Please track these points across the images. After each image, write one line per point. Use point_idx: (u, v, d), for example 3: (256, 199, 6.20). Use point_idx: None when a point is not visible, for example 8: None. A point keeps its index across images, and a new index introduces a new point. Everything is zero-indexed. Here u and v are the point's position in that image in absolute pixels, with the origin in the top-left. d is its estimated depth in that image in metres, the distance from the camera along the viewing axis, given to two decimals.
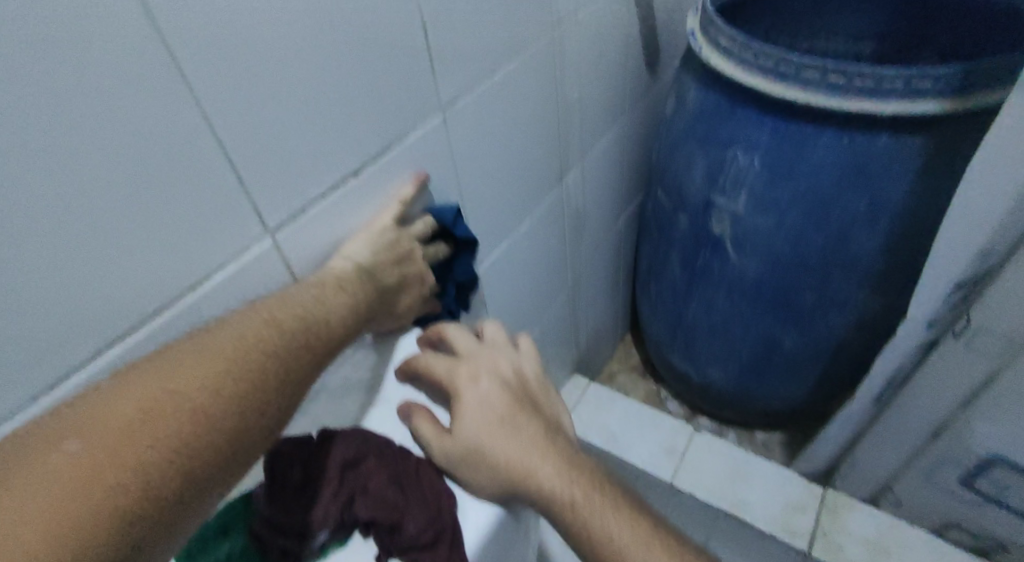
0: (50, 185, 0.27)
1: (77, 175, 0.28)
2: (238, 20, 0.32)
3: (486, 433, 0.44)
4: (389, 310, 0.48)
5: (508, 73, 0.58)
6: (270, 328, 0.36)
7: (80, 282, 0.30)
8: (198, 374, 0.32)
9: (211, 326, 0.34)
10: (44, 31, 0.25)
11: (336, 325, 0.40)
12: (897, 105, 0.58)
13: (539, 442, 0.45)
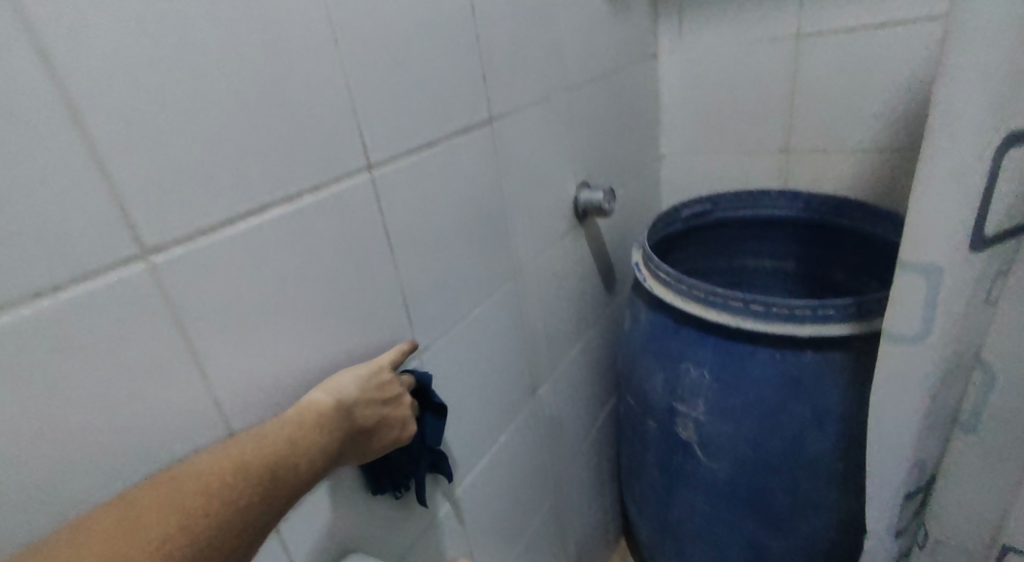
0: (70, 451, 0.34)
1: (94, 448, 0.36)
2: (247, 303, 0.43)
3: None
4: (373, 435, 0.49)
5: (478, 311, 0.69)
6: (230, 469, 0.36)
7: None
8: (173, 512, 0.33)
9: (180, 468, 0.36)
10: (94, 338, 0.35)
11: (306, 469, 0.40)
12: (811, 328, 0.70)
13: None
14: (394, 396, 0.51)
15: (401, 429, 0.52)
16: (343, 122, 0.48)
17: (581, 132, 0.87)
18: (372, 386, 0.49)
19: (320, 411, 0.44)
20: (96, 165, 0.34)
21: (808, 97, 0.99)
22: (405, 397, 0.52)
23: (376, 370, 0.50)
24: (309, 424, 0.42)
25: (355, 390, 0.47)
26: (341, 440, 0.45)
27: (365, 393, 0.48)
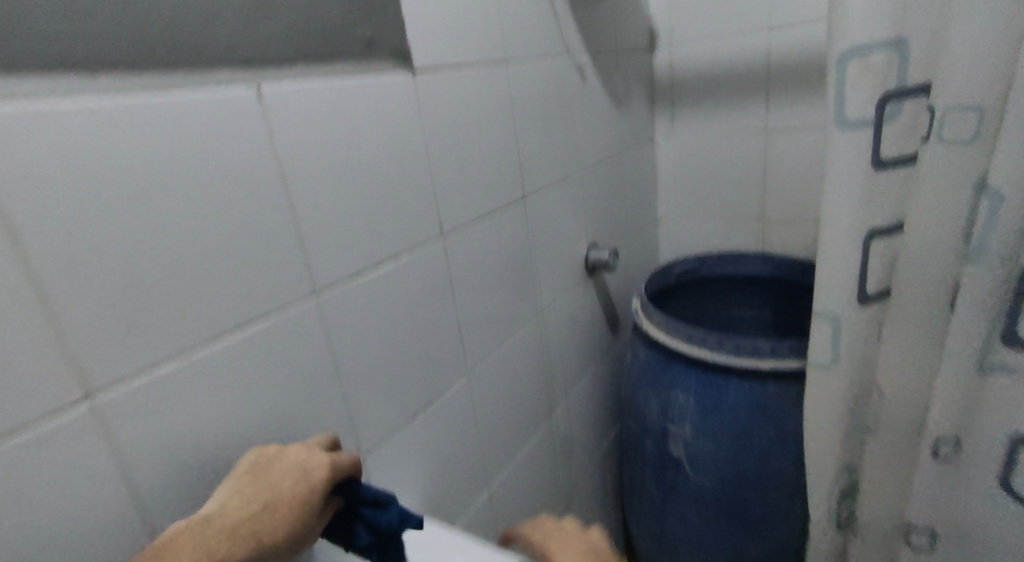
0: (266, 423, 0.52)
1: (278, 423, 0.53)
2: (370, 331, 0.61)
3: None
4: (264, 498, 0.43)
5: (510, 343, 0.89)
6: None
7: None
8: None
9: None
10: (287, 348, 0.53)
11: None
12: (771, 363, 0.90)
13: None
14: (269, 464, 0.46)
15: (296, 472, 0.45)
16: (428, 205, 0.68)
17: (591, 204, 1.08)
18: (241, 477, 0.45)
19: (197, 516, 0.41)
20: (293, 234, 0.52)
21: (776, 179, 1.22)
22: (291, 450, 0.47)
23: (240, 475, 0.46)
24: (199, 525, 0.40)
25: (224, 494, 0.44)
26: (213, 533, 0.40)
27: (240, 485, 0.44)
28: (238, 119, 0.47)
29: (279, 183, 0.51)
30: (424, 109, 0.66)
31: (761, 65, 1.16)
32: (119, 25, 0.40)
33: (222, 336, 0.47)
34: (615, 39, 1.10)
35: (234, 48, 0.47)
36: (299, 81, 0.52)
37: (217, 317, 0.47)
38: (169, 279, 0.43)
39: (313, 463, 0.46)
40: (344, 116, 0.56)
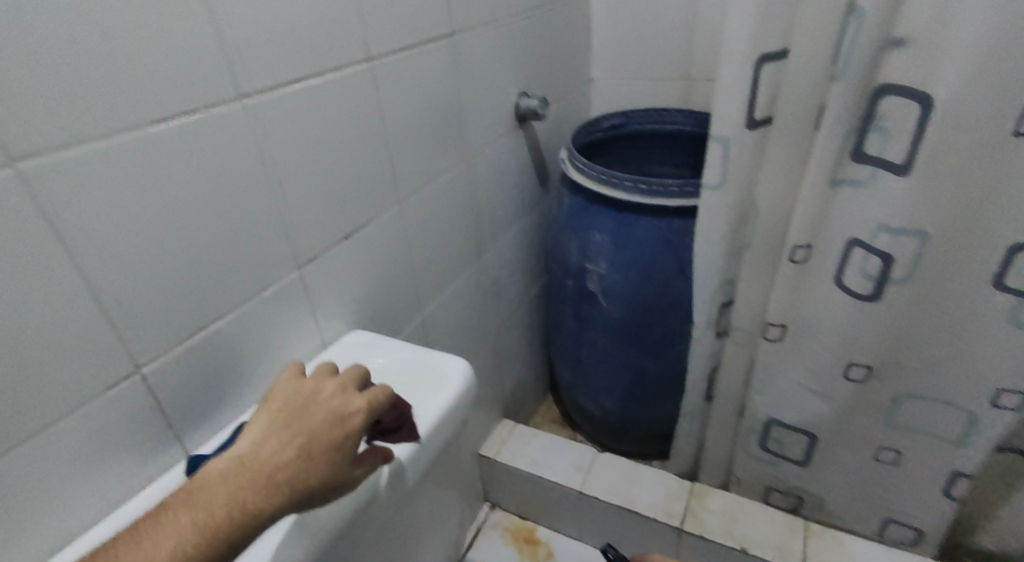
0: (202, 218, 0.54)
1: (214, 221, 0.55)
2: (301, 145, 0.63)
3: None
4: (312, 409, 0.49)
5: (441, 181, 0.93)
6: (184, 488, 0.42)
7: (210, 281, 0.56)
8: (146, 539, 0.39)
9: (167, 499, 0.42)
10: (215, 149, 0.54)
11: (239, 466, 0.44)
12: (678, 201, 0.99)
13: None
14: (303, 405, 0.49)
15: (333, 415, 0.49)
16: (352, 21, 0.67)
17: (522, 49, 1.08)
18: (280, 412, 0.49)
19: (239, 454, 0.45)
20: (210, 29, 0.51)
21: (704, 34, 1.25)
22: (327, 389, 0.51)
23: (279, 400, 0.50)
24: (236, 467, 0.44)
25: (254, 435, 0.47)
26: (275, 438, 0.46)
27: (277, 424, 0.48)
28: None
29: None
30: None
31: None
32: None
33: (147, 126, 0.48)
34: None
35: None
36: None
37: (139, 105, 0.47)
38: (82, 55, 0.43)
39: (354, 403, 0.50)
40: None
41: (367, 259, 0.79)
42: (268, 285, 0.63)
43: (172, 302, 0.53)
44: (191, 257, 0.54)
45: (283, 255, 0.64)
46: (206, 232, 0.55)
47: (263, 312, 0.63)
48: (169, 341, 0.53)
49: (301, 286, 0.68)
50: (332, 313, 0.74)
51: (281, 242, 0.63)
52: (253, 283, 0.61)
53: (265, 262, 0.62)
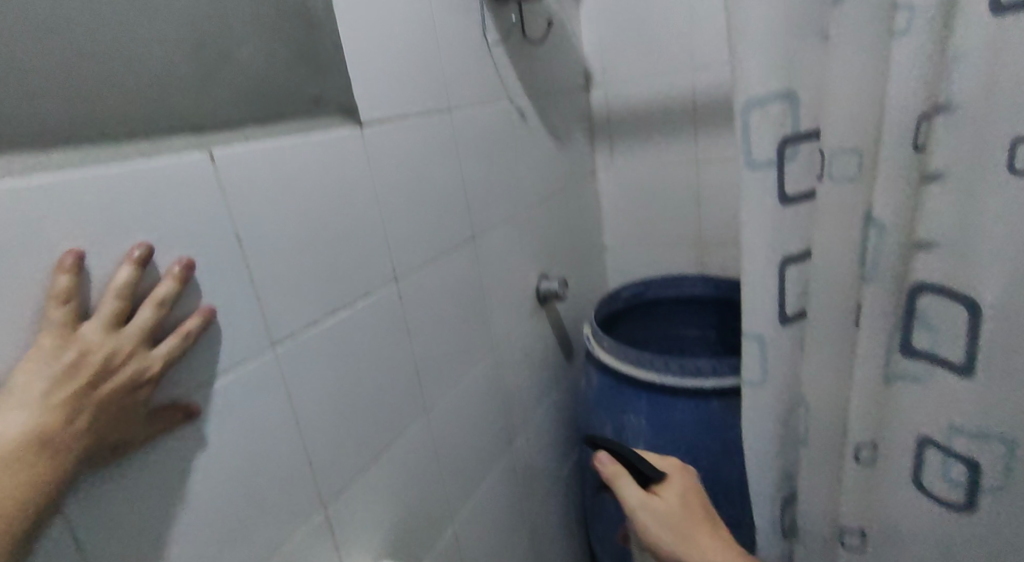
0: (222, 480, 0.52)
1: (235, 480, 0.53)
2: (328, 378, 0.63)
3: (698, 537, 0.62)
4: (121, 354, 0.41)
5: (468, 378, 0.91)
6: None
7: (225, 545, 0.52)
8: None
9: None
10: (243, 403, 0.54)
11: (43, 431, 0.36)
12: (715, 383, 0.96)
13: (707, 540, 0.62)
14: (98, 367, 0.40)
15: (141, 360, 0.42)
16: (379, 248, 0.70)
17: (538, 237, 1.13)
18: (71, 358, 0.38)
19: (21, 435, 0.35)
20: (248, 291, 0.53)
21: (711, 207, 1.31)
22: (126, 347, 0.41)
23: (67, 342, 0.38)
24: (46, 435, 0.36)
25: (30, 409, 0.36)
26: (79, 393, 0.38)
27: (69, 379, 0.38)
28: (192, 183, 0.48)
29: (234, 238, 0.52)
30: (372, 158, 0.68)
31: (688, 101, 1.24)
32: (69, 102, 0.41)
33: (178, 397, 0.48)
34: (552, 82, 1.16)
35: (181, 117, 0.49)
36: (247, 141, 0.53)
37: (174, 376, 0.48)
38: None
39: (150, 364, 0.43)
40: (293, 170, 0.58)
41: (394, 479, 0.74)
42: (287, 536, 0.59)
43: None
44: (209, 524, 0.51)
45: (304, 497, 0.60)
46: (227, 493, 0.52)
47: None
48: None
49: (323, 525, 0.63)
50: (358, 542, 0.68)
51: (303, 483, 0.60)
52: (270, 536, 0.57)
53: (285, 510, 0.58)
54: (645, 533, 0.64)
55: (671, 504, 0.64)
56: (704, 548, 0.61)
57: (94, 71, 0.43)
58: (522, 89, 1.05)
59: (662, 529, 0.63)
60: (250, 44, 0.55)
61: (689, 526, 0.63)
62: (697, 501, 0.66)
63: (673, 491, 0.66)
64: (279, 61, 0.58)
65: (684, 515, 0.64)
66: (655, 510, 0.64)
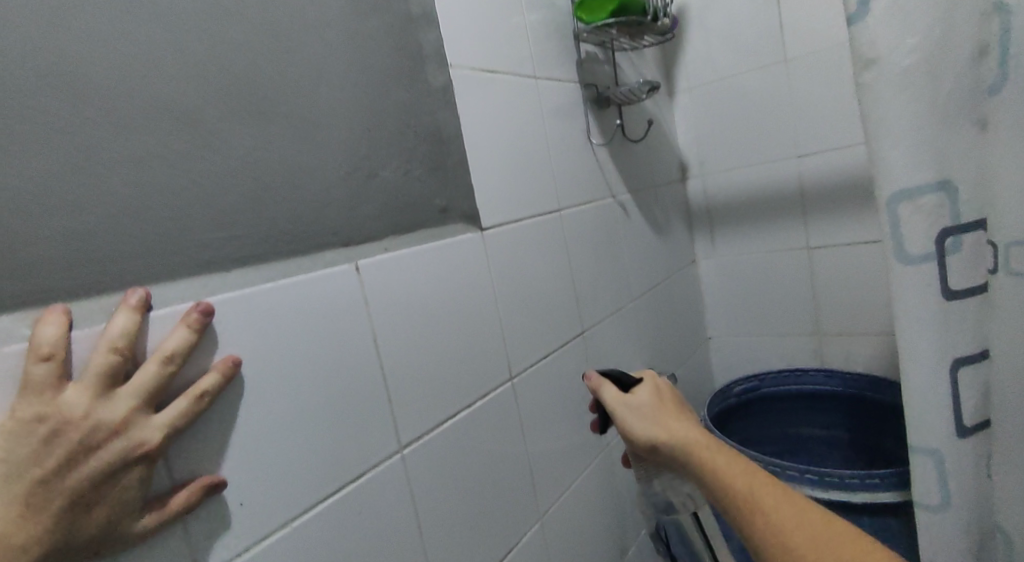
0: None
1: None
2: (449, 484, 0.61)
3: (664, 420, 0.59)
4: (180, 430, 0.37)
5: (583, 483, 0.85)
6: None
7: None
8: None
9: None
10: (373, 513, 0.52)
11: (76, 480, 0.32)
12: (863, 496, 0.79)
13: (687, 426, 0.57)
14: (106, 447, 0.34)
15: None
16: (497, 347, 0.70)
17: (644, 330, 1.09)
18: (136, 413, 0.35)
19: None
20: (381, 394, 0.53)
21: (830, 293, 1.22)
22: (148, 431, 0.36)
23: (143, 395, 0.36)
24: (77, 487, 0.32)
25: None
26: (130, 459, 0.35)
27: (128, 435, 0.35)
28: (343, 293, 0.50)
29: (371, 343, 0.52)
30: (491, 260, 0.70)
31: (793, 188, 1.20)
32: (253, 228, 0.45)
33: (320, 502, 0.47)
34: (651, 175, 1.18)
35: (337, 233, 0.52)
36: (389, 250, 0.56)
37: (313, 482, 0.47)
38: (274, 451, 0.44)
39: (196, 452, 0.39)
40: (425, 275, 0.59)
41: None
42: None
43: None
44: None
45: None
46: None
47: None
48: None
49: None
50: None
51: None
52: None
53: None
54: (626, 429, 0.61)
55: (648, 397, 0.61)
56: (680, 424, 0.58)
57: (274, 198, 0.46)
58: (623, 184, 1.06)
59: (639, 421, 0.60)
60: (393, 162, 0.58)
61: (656, 412, 0.60)
62: (671, 401, 0.62)
63: (649, 390, 0.62)
64: (416, 176, 0.62)
65: (659, 408, 0.60)
66: (636, 407, 0.61)
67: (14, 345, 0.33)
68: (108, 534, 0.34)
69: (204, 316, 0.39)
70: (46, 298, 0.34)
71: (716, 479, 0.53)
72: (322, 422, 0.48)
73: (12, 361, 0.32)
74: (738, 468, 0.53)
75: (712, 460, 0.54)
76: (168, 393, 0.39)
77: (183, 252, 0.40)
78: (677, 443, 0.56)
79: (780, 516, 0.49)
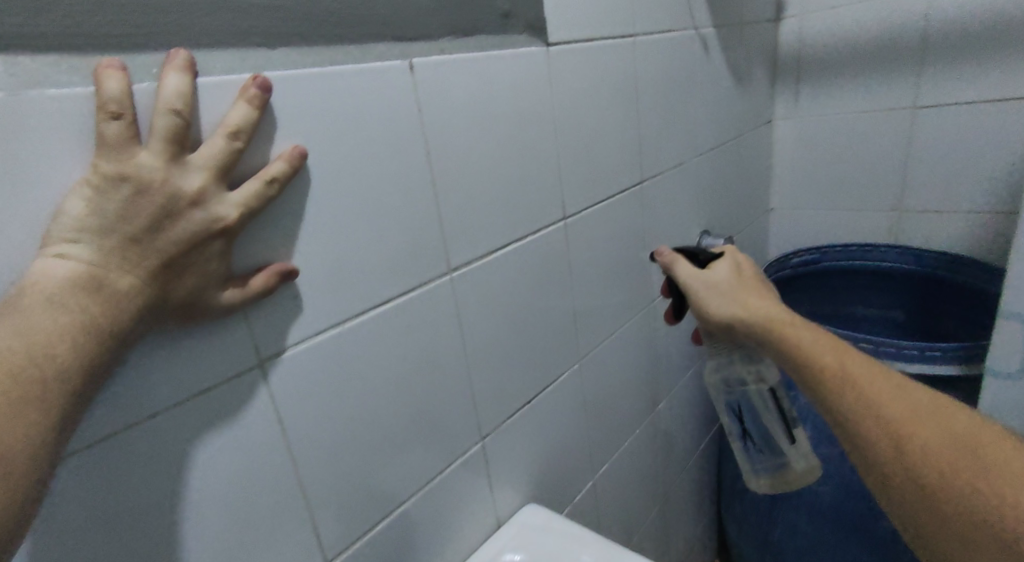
0: (397, 399, 0.51)
1: (410, 401, 0.52)
2: (497, 311, 0.60)
3: (745, 296, 0.54)
4: (254, 210, 0.35)
5: (625, 331, 0.85)
6: (104, 233, 0.29)
7: (389, 463, 0.51)
8: (57, 290, 0.28)
9: (64, 230, 0.29)
10: (421, 326, 0.52)
11: (170, 236, 0.31)
12: (918, 367, 0.76)
13: (769, 304, 0.53)
14: (191, 216, 0.32)
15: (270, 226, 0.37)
16: (554, 181, 0.65)
17: (706, 187, 1.02)
18: (216, 179, 0.33)
19: (81, 275, 0.28)
20: (433, 210, 0.51)
21: (922, 162, 1.09)
22: (226, 208, 0.34)
23: (217, 163, 0.33)
24: (175, 242, 0.31)
25: (94, 244, 0.29)
26: (217, 226, 0.33)
27: (211, 200, 0.33)
28: (396, 93, 0.46)
29: (424, 154, 0.49)
30: (555, 82, 0.63)
31: (910, 35, 1.03)
32: (296, 1, 0.39)
33: (370, 309, 0.47)
34: (741, 10, 1.02)
35: (388, 23, 0.46)
36: (445, 52, 0.50)
37: (366, 288, 0.46)
38: (328, 251, 0.43)
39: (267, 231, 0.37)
40: (482, 86, 0.54)
41: (546, 422, 0.71)
42: (445, 463, 0.57)
43: (359, 481, 0.49)
44: (384, 437, 0.50)
45: (464, 427, 0.59)
46: (402, 412, 0.52)
47: (430, 500, 0.56)
48: (346, 532, 0.49)
49: (479, 456, 0.62)
50: (507, 482, 0.67)
51: (467, 412, 0.59)
52: (433, 459, 0.56)
53: (450, 435, 0.57)
54: (700, 307, 0.56)
55: (728, 274, 0.56)
56: (761, 302, 0.53)
57: None
58: (709, 16, 0.93)
59: (717, 299, 0.55)
60: None
61: (735, 289, 0.55)
62: (751, 278, 0.57)
63: (728, 265, 0.57)
64: None
65: (739, 284, 0.55)
66: (713, 284, 0.56)
67: (74, 87, 0.30)
68: (197, 301, 0.34)
69: (264, 93, 0.35)
70: (75, 43, 0.30)
71: (803, 355, 0.48)
72: (374, 229, 0.46)
73: (77, 106, 0.30)
74: (830, 345, 0.48)
75: (798, 336, 0.49)
76: (236, 177, 0.37)
77: (222, 16, 0.35)
78: (761, 321, 0.52)
79: (874, 389, 0.44)
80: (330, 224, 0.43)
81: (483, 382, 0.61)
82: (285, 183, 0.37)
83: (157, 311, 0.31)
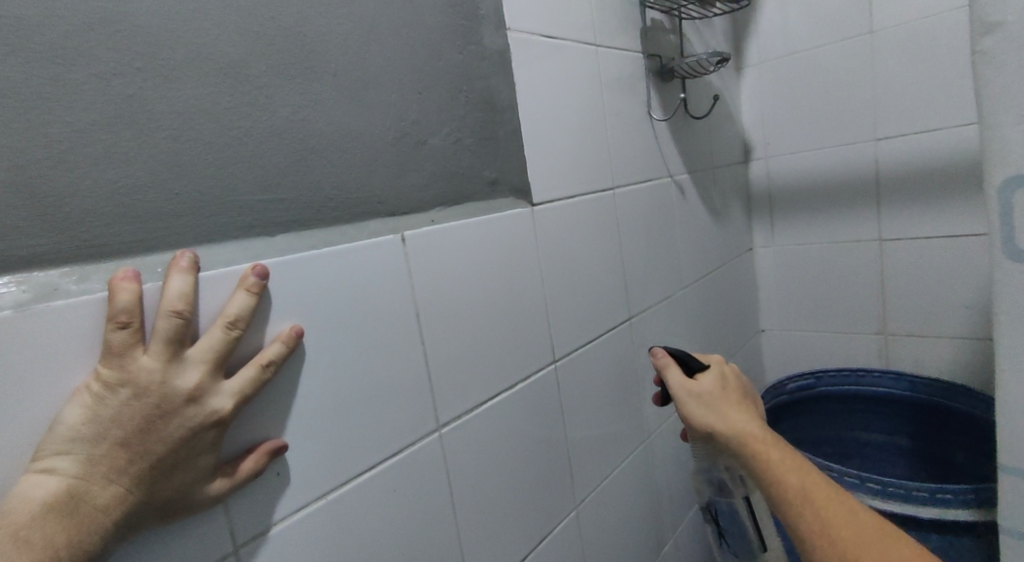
0: None
1: None
2: (486, 464, 0.59)
3: (727, 412, 0.52)
4: (246, 397, 0.36)
5: (621, 469, 0.82)
6: (93, 444, 0.30)
7: None
8: (35, 511, 0.28)
9: (55, 442, 0.30)
10: (407, 488, 0.50)
11: (157, 439, 0.32)
12: (931, 509, 0.73)
13: (750, 422, 0.51)
14: (183, 415, 0.33)
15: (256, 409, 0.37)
16: (543, 327, 0.67)
17: (693, 317, 1.04)
18: (211, 371, 0.34)
19: (62, 492, 0.29)
20: (422, 369, 0.51)
21: (898, 289, 1.13)
22: (218, 400, 0.35)
23: (213, 359, 0.35)
24: (162, 444, 0.32)
25: (83, 454, 0.30)
26: (203, 419, 0.34)
27: (202, 393, 0.34)
28: (387, 263, 0.49)
29: (413, 316, 0.51)
30: (540, 235, 0.67)
31: (869, 176, 1.11)
32: (297, 192, 0.43)
33: (357, 477, 0.46)
34: (711, 156, 1.11)
35: (382, 202, 0.50)
36: (436, 222, 0.54)
37: (353, 455, 0.46)
38: (318, 422, 0.43)
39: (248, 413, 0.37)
40: (470, 249, 0.57)
41: None
42: None
43: None
44: None
45: None
46: None
47: None
48: None
49: None
50: None
51: None
52: None
53: None
54: (683, 416, 0.55)
55: (714, 386, 0.55)
56: (744, 415, 0.52)
57: (319, 163, 0.44)
58: (681, 163, 1.01)
59: (699, 410, 0.54)
60: (443, 130, 0.56)
61: (718, 403, 0.53)
62: (736, 393, 0.56)
63: (714, 378, 0.56)
64: (465, 146, 0.59)
65: (723, 399, 0.54)
66: (697, 396, 0.54)
67: (86, 296, 0.32)
68: (183, 498, 0.33)
69: (262, 280, 0.38)
70: (85, 255, 0.32)
71: (775, 484, 0.48)
72: (364, 393, 0.46)
73: (88, 314, 0.32)
74: (807, 478, 0.47)
75: (772, 458, 0.48)
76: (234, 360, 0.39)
77: (230, 214, 0.39)
78: (737, 437, 0.50)
79: (837, 526, 0.45)
80: (321, 394, 0.43)
81: (473, 543, 0.58)
82: (280, 364, 0.39)
83: (134, 517, 0.31)
